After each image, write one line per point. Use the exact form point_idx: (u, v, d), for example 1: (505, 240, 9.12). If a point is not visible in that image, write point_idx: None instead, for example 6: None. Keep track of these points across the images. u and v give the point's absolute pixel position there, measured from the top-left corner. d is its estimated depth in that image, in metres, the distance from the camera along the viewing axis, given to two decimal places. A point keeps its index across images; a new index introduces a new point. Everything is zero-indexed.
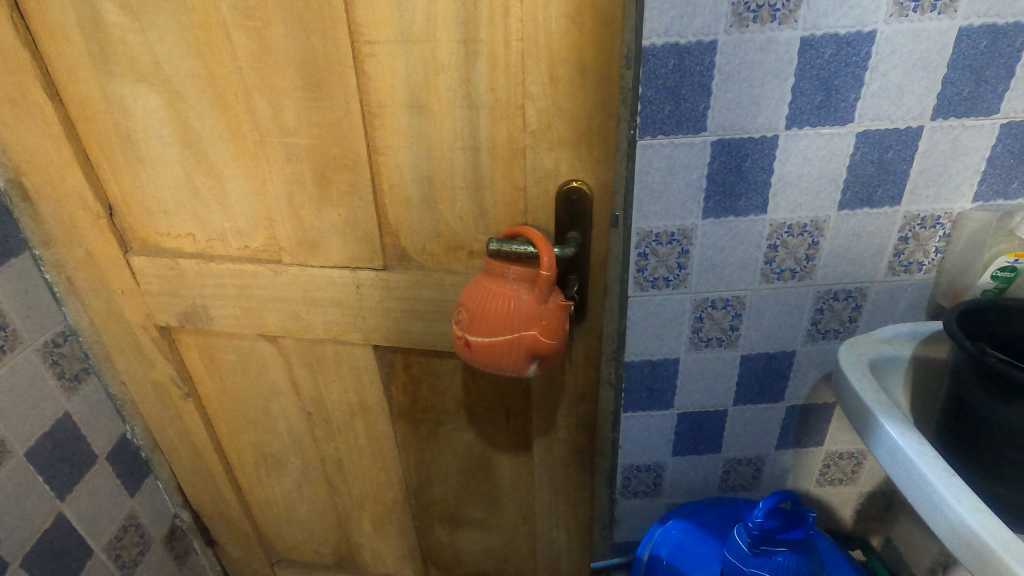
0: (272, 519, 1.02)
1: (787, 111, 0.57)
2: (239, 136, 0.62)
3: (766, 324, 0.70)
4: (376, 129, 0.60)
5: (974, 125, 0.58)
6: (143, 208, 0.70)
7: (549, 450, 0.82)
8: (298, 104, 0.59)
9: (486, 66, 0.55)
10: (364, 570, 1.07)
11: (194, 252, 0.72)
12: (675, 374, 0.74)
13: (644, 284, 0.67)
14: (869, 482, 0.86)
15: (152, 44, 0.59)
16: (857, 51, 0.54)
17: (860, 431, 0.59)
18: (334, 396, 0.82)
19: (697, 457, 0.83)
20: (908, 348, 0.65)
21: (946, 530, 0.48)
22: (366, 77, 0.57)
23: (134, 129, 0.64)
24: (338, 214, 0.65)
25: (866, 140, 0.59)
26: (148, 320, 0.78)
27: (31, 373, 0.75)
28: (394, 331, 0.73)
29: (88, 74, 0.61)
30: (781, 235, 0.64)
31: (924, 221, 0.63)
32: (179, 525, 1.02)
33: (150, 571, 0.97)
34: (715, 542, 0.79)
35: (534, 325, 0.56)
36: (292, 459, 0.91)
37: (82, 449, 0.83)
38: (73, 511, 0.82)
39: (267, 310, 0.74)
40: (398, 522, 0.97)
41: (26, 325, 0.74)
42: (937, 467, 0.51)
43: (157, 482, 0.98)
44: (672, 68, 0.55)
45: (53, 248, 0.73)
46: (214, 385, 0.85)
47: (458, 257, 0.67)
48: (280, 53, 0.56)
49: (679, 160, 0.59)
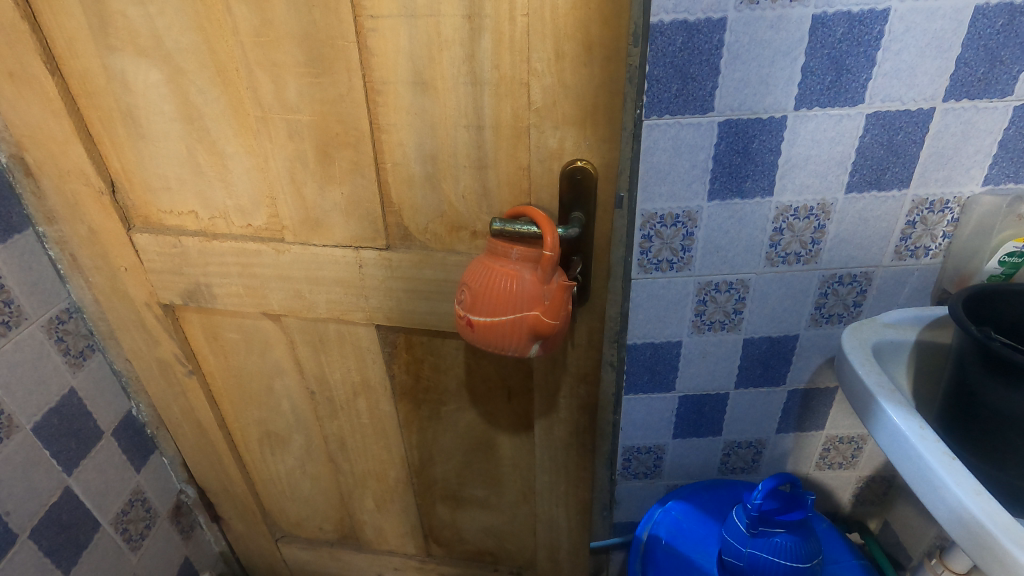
0: (275, 496, 1.03)
1: (797, 91, 0.56)
2: (241, 112, 0.62)
3: (769, 307, 0.70)
4: (378, 105, 0.59)
5: (987, 108, 0.57)
6: (145, 184, 0.70)
7: (549, 431, 0.82)
8: (300, 81, 0.58)
9: (491, 42, 0.54)
10: (366, 547, 1.09)
11: (197, 230, 0.72)
12: (677, 357, 0.75)
13: (647, 266, 0.67)
14: (868, 466, 0.87)
15: (152, 17, 0.58)
16: (870, 30, 0.53)
17: (861, 415, 0.59)
18: (336, 375, 0.83)
19: (697, 440, 0.84)
20: (912, 332, 0.65)
21: (945, 513, 0.49)
22: (368, 53, 0.56)
23: (135, 104, 0.64)
24: (340, 192, 0.65)
25: (877, 121, 0.58)
26: (151, 298, 0.78)
27: (36, 349, 0.75)
28: (396, 311, 0.73)
29: (88, 48, 0.61)
30: (787, 218, 0.63)
31: (932, 204, 0.63)
32: (185, 500, 1.04)
33: (157, 545, 0.99)
34: (713, 523, 0.81)
35: (536, 306, 0.56)
36: (295, 436, 0.92)
37: (88, 425, 0.84)
38: (80, 485, 0.83)
39: (270, 288, 0.74)
40: (400, 500, 0.98)
41: (30, 301, 0.74)
42: (936, 451, 0.51)
43: (163, 458, 0.99)
44: (680, 46, 0.54)
45: (56, 225, 0.73)
46: (218, 362, 0.86)
47: (461, 238, 0.67)
48: (282, 28, 0.55)
49: (685, 141, 0.59)
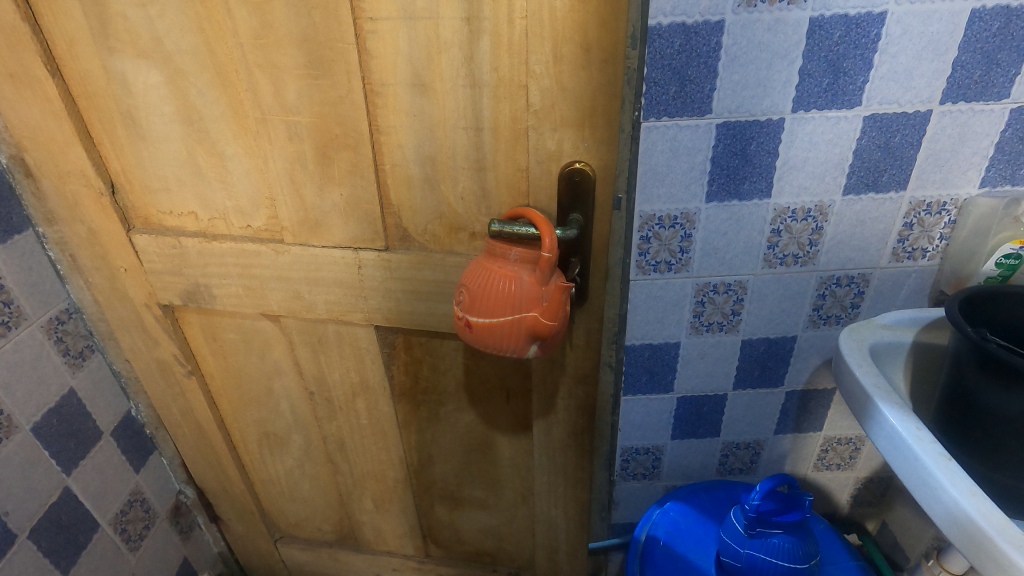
0: (275, 496, 1.03)
1: (794, 93, 0.56)
2: (242, 114, 0.62)
3: (767, 308, 0.70)
4: (378, 107, 0.59)
5: (984, 110, 0.57)
6: (145, 185, 0.70)
7: (548, 432, 0.82)
8: (300, 82, 0.58)
9: (490, 44, 0.54)
10: (365, 547, 1.09)
11: (197, 231, 0.72)
12: (676, 358, 0.75)
13: (645, 267, 0.67)
14: (866, 467, 0.87)
15: (152, 19, 0.58)
16: (867, 33, 0.53)
17: (859, 416, 0.59)
18: (336, 376, 0.83)
19: (696, 441, 0.84)
20: (909, 334, 0.65)
21: (941, 514, 0.49)
22: (368, 55, 0.56)
23: (136, 106, 0.64)
24: (340, 193, 0.65)
25: (874, 123, 0.58)
26: (151, 298, 0.79)
27: (35, 349, 0.76)
28: (396, 312, 0.73)
29: (89, 50, 0.61)
30: (785, 219, 0.64)
31: (929, 206, 0.63)
32: (184, 501, 1.04)
33: (155, 545, 0.99)
34: (712, 524, 0.82)
35: (534, 307, 0.56)
36: (295, 437, 0.93)
37: (87, 425, 0.84)
38: (79, 485, 0.83)
39: (269, 289, 0.74)
40: (399, 501, 0.98)
41: (30, 302, 0.74)
42: (933, 452, 0.51)
43: (162, 458, 0.99)
44: (678, 49, 0.55)
45: (56, 226, 0.73)
46: (217, 363, 0.86)
47: (459, 239, 0.67)
48: (282, 30, 0.56)
49: (683, 143, 0.59)
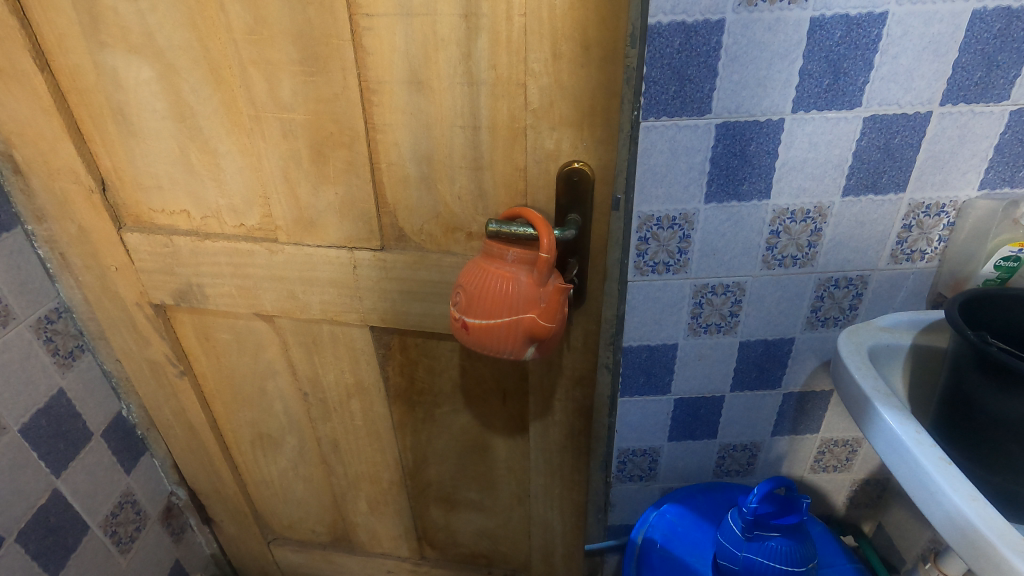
0: (268, 498, 1.02)
1: (794, 93, 0.56)
2: (235, 111, 0.61)
3: (766, 310, 0.70)
4: (374, 105, 0.58)
5: (984, 112, 0.57)
6: (136, 183, 0.69)
7: (544, 433, 0.81)
8: (294, 79, 0.57)
9: (488, 41, 0.53)
10: (360, 549, 1.08)
11: (189, 230, 0.71)
12: (673, 359, 0.74)
13: (643, 268, 0.67)
14: (863, 469, 0.87)
15: (144, 13, 0.57)
16: (868, 33, 0.53)
17: (858, 419, 0.58)
18: (330, 376, 0.82)
19: (693, 442, 0.84)
20: (907, 336, 0.65)
21: (941, 519, 0.48)
22: (364, 51, 0.55)
23: (127, 103, 0.63)
24: (335, 192, 0.64)
25: (874, 124, 0.57)
26: (142, 297, 0.77)
27: (24, 349, 0.74)
28: (391, 312, 0.72)
29: (78, 44, 0.60)
30: (784, 221, 0.63)
31: (928, 208, 0.63)
32: (175, 503, 1.03)
33: (146, 547, 0.97)
34: (708, 526, 0.81)
35: (532, 308, 0.55)
36: (288, 438, 0.92)
37: (77, 426, 0.83)
38: (69, 486, 0.82)
39: (262, 289, 0.73)
40: (393, 502, 0.97)
41: (19, 301, 0.73)
42: (933, 456, 0.50)
43: (154, 459, 0.98)
44: (678, 47, 0.54)
45: (45, 224, 0.72)
46: (210, 363, 0.85)
47: (456, 239, 0.66)
48: (277, 26, 0.55)
49: (682, 143, 0.59)
